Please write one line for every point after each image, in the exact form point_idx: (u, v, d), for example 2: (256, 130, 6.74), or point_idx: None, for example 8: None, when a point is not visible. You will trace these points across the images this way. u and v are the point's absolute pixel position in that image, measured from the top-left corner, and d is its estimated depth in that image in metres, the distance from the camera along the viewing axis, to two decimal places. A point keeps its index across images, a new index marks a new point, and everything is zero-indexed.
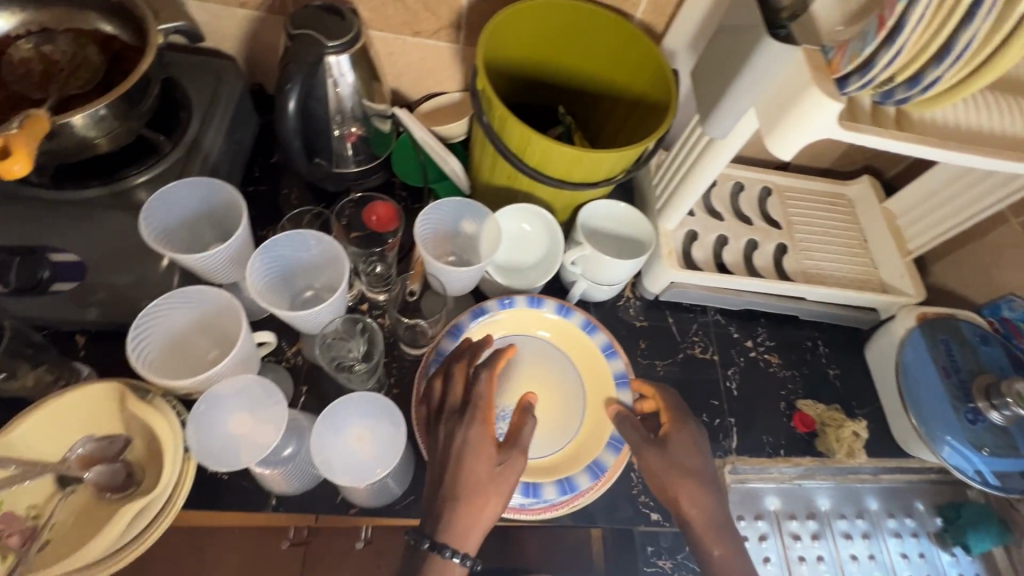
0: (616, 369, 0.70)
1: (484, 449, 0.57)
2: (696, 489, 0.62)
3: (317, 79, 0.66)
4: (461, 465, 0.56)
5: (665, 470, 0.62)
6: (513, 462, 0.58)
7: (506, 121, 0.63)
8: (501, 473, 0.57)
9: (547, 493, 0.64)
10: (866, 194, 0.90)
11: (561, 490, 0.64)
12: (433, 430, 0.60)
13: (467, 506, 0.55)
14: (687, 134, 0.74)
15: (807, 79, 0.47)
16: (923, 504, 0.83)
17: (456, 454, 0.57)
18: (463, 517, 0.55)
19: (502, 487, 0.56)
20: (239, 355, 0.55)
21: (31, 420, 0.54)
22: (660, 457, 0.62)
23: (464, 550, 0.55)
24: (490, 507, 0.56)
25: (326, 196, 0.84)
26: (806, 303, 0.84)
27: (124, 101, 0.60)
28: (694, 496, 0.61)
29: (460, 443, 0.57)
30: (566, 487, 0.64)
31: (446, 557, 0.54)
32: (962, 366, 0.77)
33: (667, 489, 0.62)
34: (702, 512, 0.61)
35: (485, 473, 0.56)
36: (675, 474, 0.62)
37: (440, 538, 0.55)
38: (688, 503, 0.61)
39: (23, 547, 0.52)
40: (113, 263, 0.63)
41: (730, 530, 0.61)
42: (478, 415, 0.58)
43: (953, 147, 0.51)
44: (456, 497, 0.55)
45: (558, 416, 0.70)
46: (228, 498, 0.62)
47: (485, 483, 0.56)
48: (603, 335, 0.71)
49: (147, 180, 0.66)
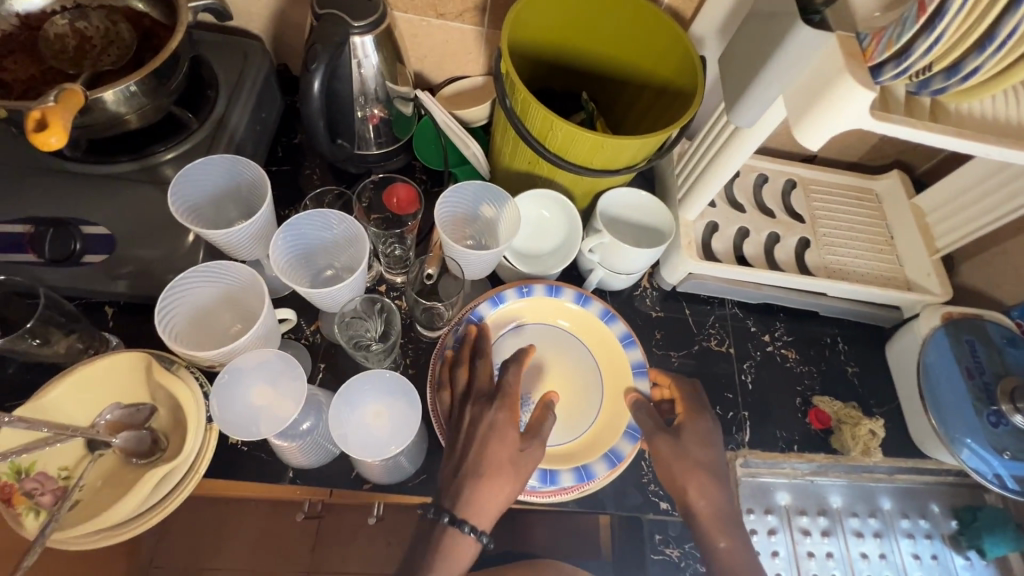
0: (634, 359, 0.69)
1: (509, 433, 0.59)
2: (707, 481, 0.62)
3: (342, 59, 0.67)
4: (484, 448, 0.58)
5: (676, 460, 0.62)
6: (533, 450, 0.59)
7: (529, 105, 0.62)
8: (524, 457, 0.59)
9: (564, 480, 0.63)
10: (895, 189, 0.88)
11: (578, 477, 0.63)
12: (456, 413, 0.62)
13: (489, 486, 0.57)
14: (712, 123, 0.73)
15: (841, 65, 0.46)
16: (939, 506, 0.82)
17: (480, 436, 0.59)
18: (485, 496, 0.57)
19: (523, 470, 0.58)
20: (261, 331, 0.56)
21: (65, 384, 0.56)
22: (675, 445, 0.63)
23: (482, 527, 0.57)
24: (510, 489, 0.58)
25: (347, 177, 0.85)
26: (827, 299, 0.83)
27: (154, 78, 0.61)
28: (704, 489, 0.62)
29: (485, 426, 0.59)
30: (583, 475, 0.63)
31: (466, 532, 0.56)
32: (986, 368, 0.75)
33: (678, 480, 0.62)
34: (711, 504, 0.62)
35: (508, 457, 0.58)
36: (686, 465, 0.62)
37: (460, 514, 0.56)
38: (696, 494, 0.62)
39: (55, 505, 0.53)
40: (141, 236, 0.65)
41: (737, 522, 0.62)
42: (506, 401, 0.60)
43: (991, 140, 0.49)
44: (479, 475, 0.57)
45: (575, 407, 0.69)
46: (247, 469, 0.64)
47: (507, 465, 0.58)
48: (623, 324, 0.70)
49: (176, 156, 0.68)
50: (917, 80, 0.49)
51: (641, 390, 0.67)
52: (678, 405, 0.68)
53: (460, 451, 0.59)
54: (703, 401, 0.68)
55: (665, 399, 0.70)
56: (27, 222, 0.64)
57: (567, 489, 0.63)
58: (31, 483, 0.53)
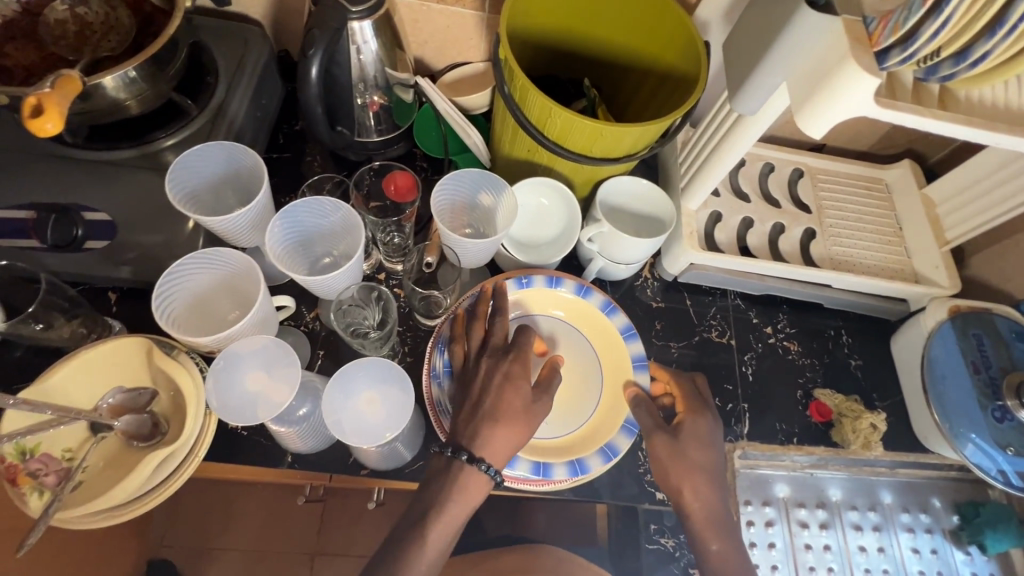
0: (635, 351, 0.68)
1: (522, 385, 0.61)
2: (698, 482, 0.62)
3: (340, 45, 0.66)
4: (500, 395, 0.60)
5: (673, 460, 0.62)
6: (544, 402, 0.62)
7: (527, 92, 0.61)
8: (536, 407, 0.61)
9: (557, 473, 0.62)
10: (906, 178, 0.85)
11: (572, 471, 0.62)
12: (470, 367, 0.63)
13: (505, 429, 0.59)
14: (716, 111, 0.72)
15: (846, 51, 0.44)
16: (940, 501, 0.82)
17: (495, 386, 0.61)
18: (501, 437, 0.58)
19: (534, 417, 0.61)
20: (256, 317, 0.57)
21: (68, 368, 0.57)
22: (668, 441, 0.63)
23: (497, 466, 0.58)
24: (523, 434, 0.60)
25: (348, 164, 0.84)
26: (832, 291, 0.81)
27: (153, 64, 0.61)
28: (698, 490, 0.62)
29: (501, 375, 0.61)
30: (577, 469, 0.63)
31: (481, 469, 0.57)
32: (993, 363, 0.74)
33: (669, 475, 0.62)
34: (704, 507, 0.62)
35: (521, 404, 0.60)
36: (682, 466, 0.62)
37: (477, 453, 0.58)
38: (690, 493, 0.62)
39: (58, 485, 0.54)
40: (143, 223, 0.65)
41: (727, 522, 0.62)
42: (520, 354, 0.63)
43: (1000, 129, 0.47)
44: (496, 418, 0.59)
45: (573, 400, 0.69)
46: (246, 453, 0.65)
47: (521, 412, 0.60)
48: (623, 317, 0.70)
49: (178, 142, 0.68)
50: (925, 65, 0.47)
51: (640, 385, 0.66)
52: (678, 401, 0.67)
53: (476, 397, 0.60)
54: (706, 400, 0.68)
55: (662, 394, 0.69)
56: (31, 209, 0.64)
57: (559, 483, 0.63)
58: (35, 464, 0.54)
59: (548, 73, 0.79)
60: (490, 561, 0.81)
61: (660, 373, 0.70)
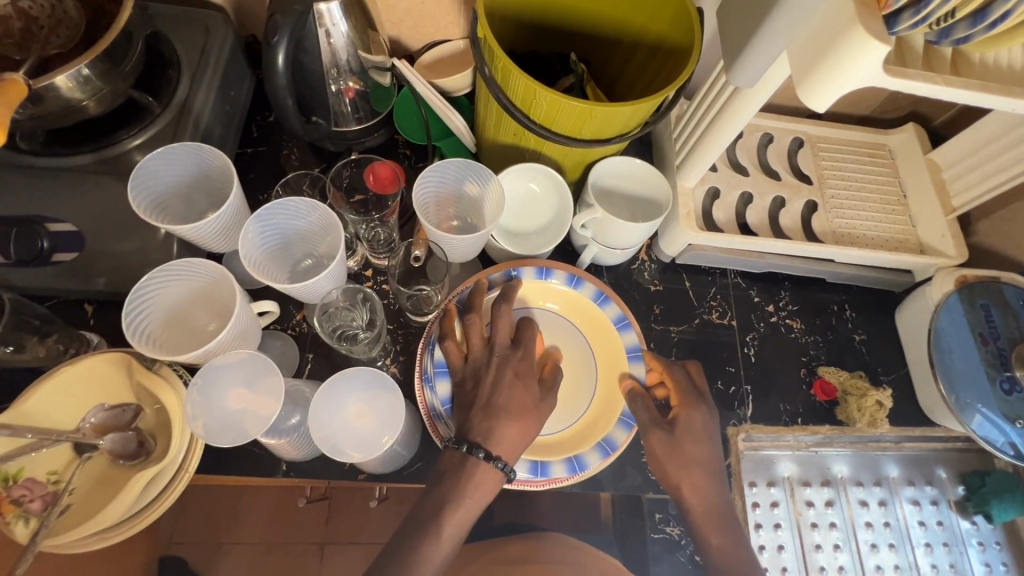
0: (629, 342, 0.66)
1: (530, 383, 0.60)
2: (694, 475, 0.61)
3: (306, 29, 0.62)
4: (511, 390, 0.59)
5: (669, 455, 0.61)
6: (551, 399, 0.61)
7: (509, 73, 0.57)
8: (545, 405, 0.60)
9: (555, 471, 0.61)
10: (910, 143, 0.82)
11: (570, 469, 0.61)
12: (472, 365, 0.61)
13: (520, 425, 0.57)
14: (710, 85, 0.68)
15: (852, 16, 0.40)
16: (945, 472, 0.81)
17: (506, 383, 0.59)
18: (514, 431, 0.57)
19: (544, 414, 0.59)
20: (235, 328, 0.55)
21: (44, 390, 0.55)
22: (659, 433, 0.61)
23: (510, 462, 0.57)
24: (534, 430, 0.58)
25: (327, 155, 0.80)
26: (835, 266, 0.79)
27: (106, 59, 0.56)
28: (697, 486, 0.61)
29: (510, 373, 0.60)
30: (575, 466, 0.61)
31: (496, 467, 0.56)
32: (1001, 333, 0.72)
33: (660, 465, 0.62)
34: (703, 501, 0.61)
35: (531, 401, 0.59)
36: (680, 461, 0.61)
37: (494, 449, 0.56)
38: (690, 491, 0.61)
39: (45, 511, 0.53)
40: (113, 232, 0.62)
41: (726, 514, 0.61)
42: (528, 352, 0.62)
43: (1018, 93, 0.44)
44: (509, 414, 0.57)
45: (567, 393, 0.67)
46: (239, 465, 0.63)
47: (532, 409, 0.59)
48: (616, 307, 0.67)
49: (142, 143, 0.64)
50: (937, 29, 0.43)
51: (637, 376, 0.65)
52: (672, 394, 0.65)
53: (486, 394, 0.59)
54: (702, 392, 0.66)
55: (656, 384, 0.67)
56: None
57: (558, 480, 0.62)
58: (20, 490, 0.52)
59: (531, 49, 0.74)
60: (496, 550, 0.80)
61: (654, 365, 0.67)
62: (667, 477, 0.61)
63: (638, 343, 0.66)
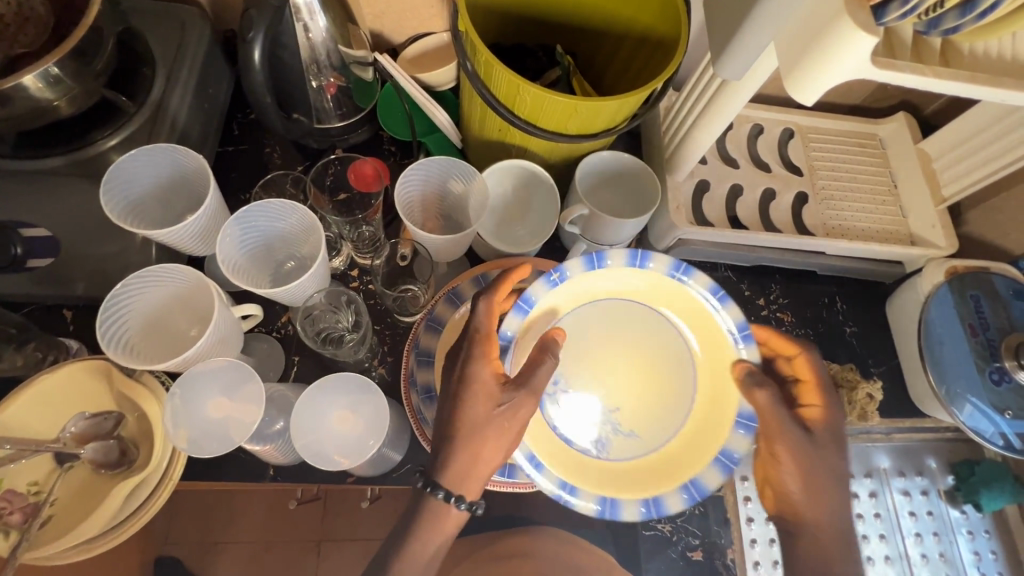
0: (733, 320, 0.55)
1: (482, 388, 0.51)
2: (826, 486, 0.54)
3: (284, 24, 0.60)
4: (455, 406, 0.52)
5: (811, 465, 0.54)
6: (517, 403, 0.51)
7: (492, 68, 0.56)
8: (501, 412, 0.51)
9: (672, 505, 0.50)
10: (901, 132, 0.81)
11: (688, 498, 0.51)
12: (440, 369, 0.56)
13: (468, 448, 0.52)
14: (698, 77, 0.66)
15: (838, 6, 0.38)
16: (935, 462, 0.81)
17: (453, 393, 0.53)
18: (463, 457, 0.52)
19: (502, 424, 0.51)
20: (216, 334, 0.54)
21: (23, 399, 0.54)
22: (798, 431, 0.54)
23: (455, 492, 0.53)
24: (486, 452, 0.52)
25: (310, 153, 0.78)
26: (826, 258, 0.78)
27: (77, 59, 0.54)
28: (821, 502, 0.54)
29: (457, 379, 0.52)
30: (693, 492, 0.51)
31: (439, 497, 0.52)
32: (991, 324, 0.72)
33: (781, 476, 0.56)
34: (829, 518, 0.54)
35: (482, 414, 0.51)
36: (810, 472, 0.54)
37: (437, 479, 0.53)
38: (812, 507, 0.54)
39: (26, 523, 0.52)
40: (92, 237, 0.61)
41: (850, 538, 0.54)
42: (473, 350, 0.52)
43: (1005, 86, 0.43)
44: (451, 437, 0.52)
45: (662, 402, 0.58)
46: (226, 472, 0.62)
47: (482, 424, 0.51)
48: (706, 277, 0.55)
49: (119, 143, 0.63)
50: (926, 19, 0.42)
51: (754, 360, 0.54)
52: (805, 387, 0.59)
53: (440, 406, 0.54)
54: (832, 384, 0.58)
55: (771, 357, 0.63)
56: None
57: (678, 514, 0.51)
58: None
59: (517, 42, 0.73)
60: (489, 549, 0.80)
61: (766, 339, 0.62)
62: (803, 494, 0.55)
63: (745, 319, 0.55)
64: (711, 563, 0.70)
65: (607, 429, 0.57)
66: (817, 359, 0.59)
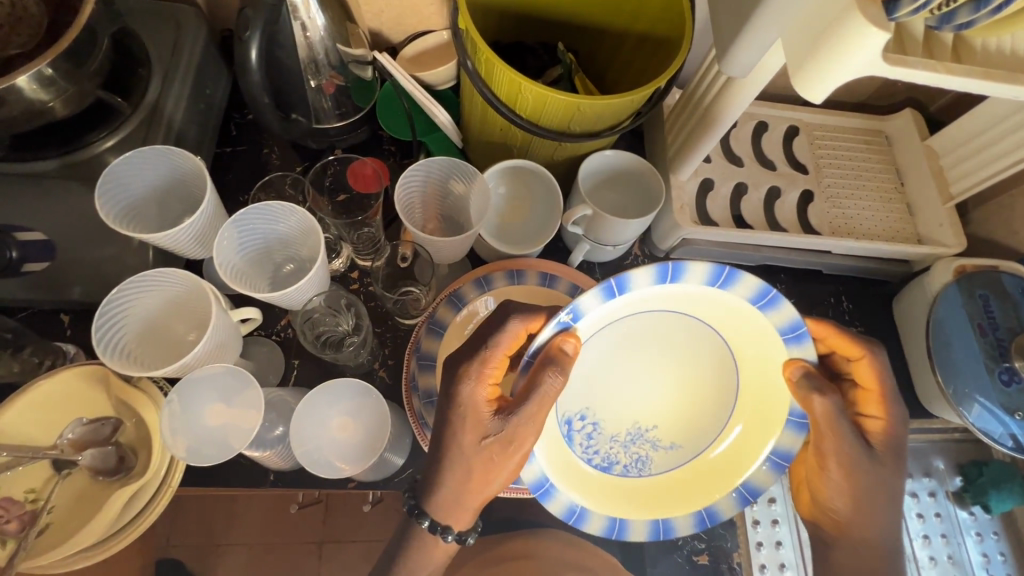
0: (783, 321, 0.51)
1: (476, 413, 0.51)
2: (876, 504, 0.54)
3: (280, 23, 0.59)
4: (448, 429, 0.52)
5: (867, 481, 0.54)
6: (507, 431, 0.49)
7: (494, 66, 0.54)
8: (491, 443, 0.50)
9: (724, 510, 0.57)
10: (908, 130, 0.80)
11: (739, 500, 0.57)
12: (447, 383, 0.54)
13: (456, 478, 0.52)
14: (703, 74, 0.65)
15: (849, 2, 0.37)
16: (943, 463, 0.80)
17: (447, 411, 0.52)
18: (453, 481, 0.52)
19: (491, 455, 0.50)
20: (213, 340, 0.53)
21: (21, 404, 0.54)
22: (854, 442, 0.53)
23: (437, 517, 0.54)
24: (476, 482, 0.52)
25: (310, 153, 0.77)
26: (833, 257, 0.77)
27: (70, 60, 0.53)
28: (868, 520, 0.55)
29: (454, 399, 0.51)
30: (745, 496, 0.56)
31: (422, 525, 0.54)
32: (1001, 324, 0.70)
33: (826, 491, 0.56)
34: (877, 533, 0.55)
35: (471, 441, 0.51)
36: (867, 488, 0.54)
37: (427, 508, 0.54)
38: (860, 524, 0.55)
39: (22, 532, 0.51)
40: (88, 241, 0.60)
41: (894, 554, 0.55)
42: (470, 368, 0.51)
43: (1019, 82, 0.42)
44: (438, 460, 0.52)
45: (700, 411, 0.58)
46: (226, 477, 0.61)
47: (471, 450, 0.51)
48: (752, 281, 0.49)
49: (116, 144, 0.62)
50: (939, 14, 0.41)
51: (807, 358, 0.52)
52: (866, 395, 0.56)
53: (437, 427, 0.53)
54: (896, 390, 0.55)
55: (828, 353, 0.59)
56: None
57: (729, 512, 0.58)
58: None
59: (518, 39, 0.71)
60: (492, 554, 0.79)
61: (825, 336, 0.57)
62: (849, 511, 0.55)
63: (797, 319, 0.51)
64: (717, 567, 0.69)
65: (647, 448, 0.58)
66: (881, 363, 0.55)
